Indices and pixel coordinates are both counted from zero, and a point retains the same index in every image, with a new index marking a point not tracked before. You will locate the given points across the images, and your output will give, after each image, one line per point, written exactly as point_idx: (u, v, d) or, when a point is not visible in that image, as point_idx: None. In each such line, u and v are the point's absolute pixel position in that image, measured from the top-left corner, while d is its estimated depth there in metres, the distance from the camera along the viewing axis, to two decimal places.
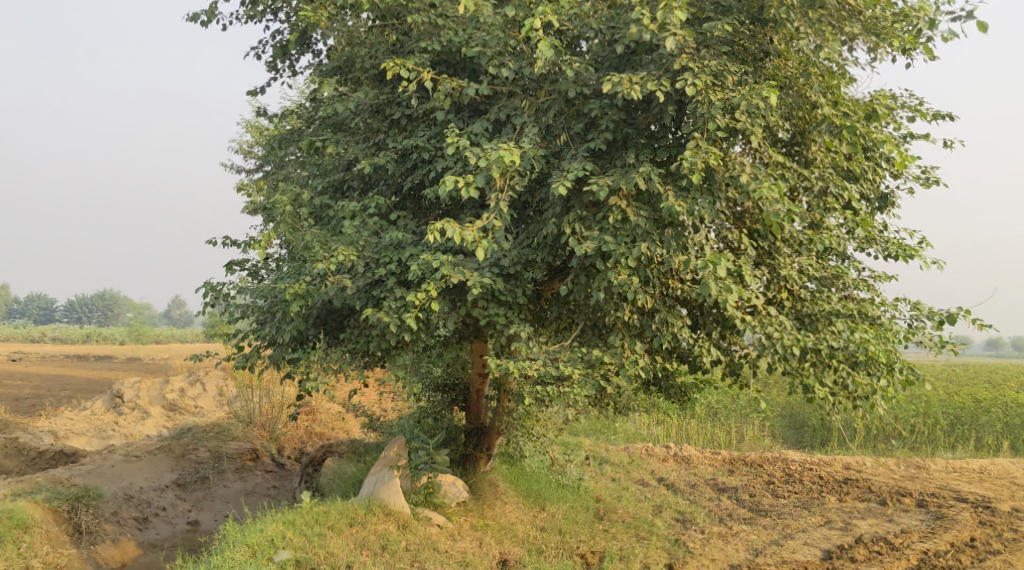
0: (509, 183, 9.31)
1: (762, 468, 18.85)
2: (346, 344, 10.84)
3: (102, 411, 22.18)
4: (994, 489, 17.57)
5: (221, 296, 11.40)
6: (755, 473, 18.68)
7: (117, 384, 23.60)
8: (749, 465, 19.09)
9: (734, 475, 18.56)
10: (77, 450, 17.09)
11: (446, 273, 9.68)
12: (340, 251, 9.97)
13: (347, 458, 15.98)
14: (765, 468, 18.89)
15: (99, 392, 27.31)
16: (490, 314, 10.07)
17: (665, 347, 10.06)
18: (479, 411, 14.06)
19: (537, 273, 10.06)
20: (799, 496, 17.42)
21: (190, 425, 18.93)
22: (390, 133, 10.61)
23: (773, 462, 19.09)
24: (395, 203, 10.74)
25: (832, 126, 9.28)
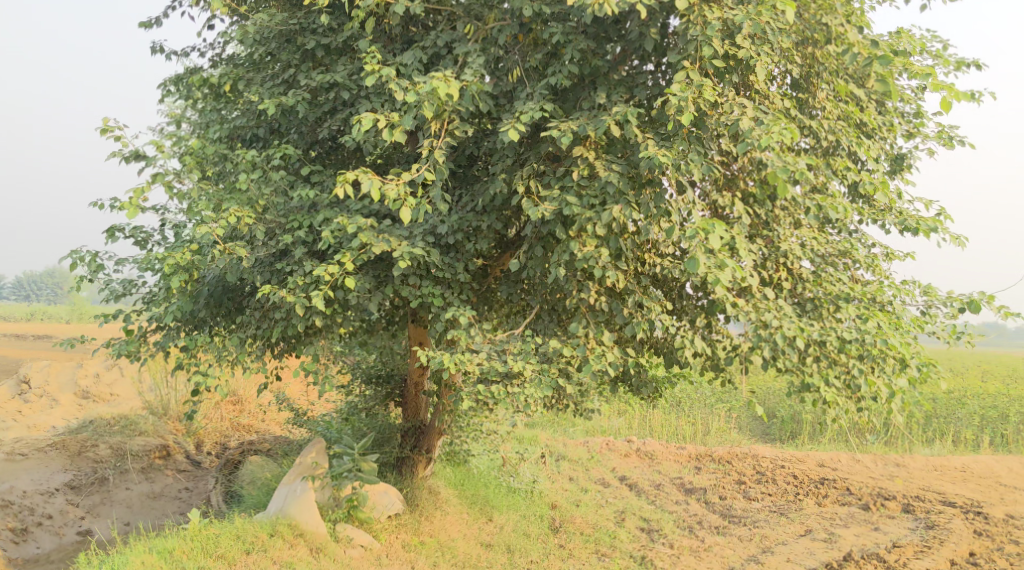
0: (447, 128, 7.35)
1: (731, 466, 17.10)
2: (246, 329, 8.80)
3: (4, 397, 19.85)
4: (981, 490, 15.89)
5: (98, 268, 9.25)
6: (725, 471, 16.93)
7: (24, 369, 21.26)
8: (717, 462, 17.34)
9: (701, 474, 16.78)
10: None
11: (365, 242, 7.70)
12: (232, 212, 7.97)
13: (269, 458, 13.94)
14: (734, 465, 17.15)
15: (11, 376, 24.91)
16: (424, 293, 8.11)
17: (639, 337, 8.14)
18: (418, 408, 12.08)
19: (482, 244, 8.09)
20: (774, 499, 15.67)
21: (97, 415, 16.72)
22: (301, 67, 8.59)
23: (743, 459, 17.31)
24: (308, 155, 8.76)
25: (856, 58, 7.38)
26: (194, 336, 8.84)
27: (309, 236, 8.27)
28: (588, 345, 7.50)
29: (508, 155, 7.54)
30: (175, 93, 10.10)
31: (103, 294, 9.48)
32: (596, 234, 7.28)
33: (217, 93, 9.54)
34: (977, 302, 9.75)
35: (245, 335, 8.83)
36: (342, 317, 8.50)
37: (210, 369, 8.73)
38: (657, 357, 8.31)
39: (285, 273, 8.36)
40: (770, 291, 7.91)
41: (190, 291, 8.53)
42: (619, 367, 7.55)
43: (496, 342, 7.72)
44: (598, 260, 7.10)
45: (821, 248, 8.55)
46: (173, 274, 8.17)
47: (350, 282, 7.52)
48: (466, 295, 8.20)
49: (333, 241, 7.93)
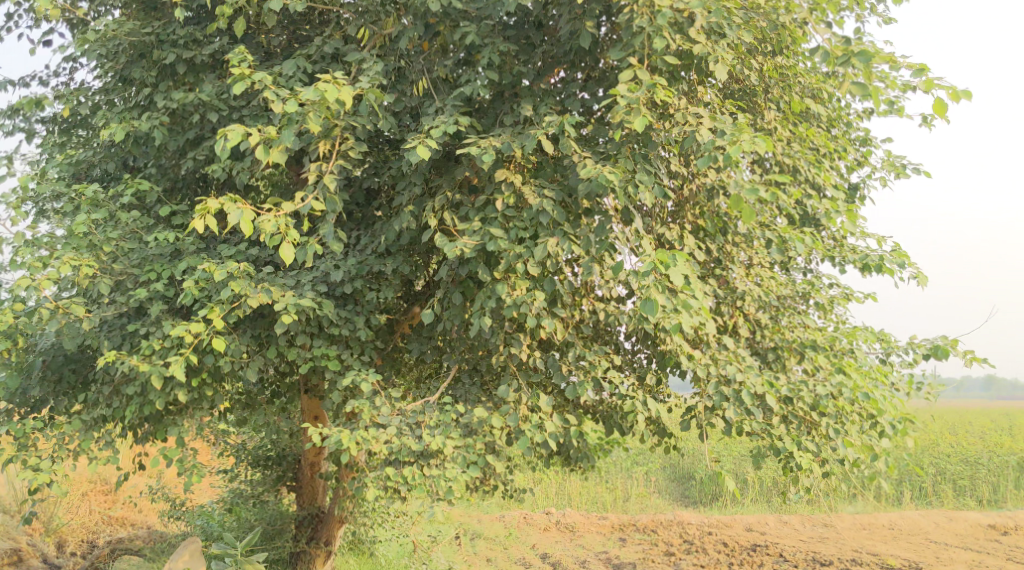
0: (341, 149, 5.98)
1: (656, 536, 14.85)
2: (94, 409, 7.19)
3: None
4: (913, 548, 13.84)
5: None
6: (650, 542, 14.67)
7: None
8: (641, 532, 15.12)
9: (627, 546, 14.51)
10: None
11: (239, 293, 6.25)
12: (67, 259, 6.55)
13: (141, 557, 11.92)
14: (659, 534, 14.90)
15: None
16: (315, 356, 6.61)
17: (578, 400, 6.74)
18: (314, 493, 10.42)
19: (385, 294, 6.64)
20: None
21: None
22: (159, 87, 7.32)
23: (669, 527, 15.11)
24: (165, 192, 7.52)
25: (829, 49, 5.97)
26: (27, 420, 7.10)
27: (172, 290, 6.76)
28: (520, 413, 6.01)
29: (416, 183, 6.19)
30: (10, 128, 8.81)
31: None
32: (526, 274, 5.92)
33: (90, 126, 8.49)
34: (943, 346, 8.68)
35: (92, 417, 7.16)
36: (215, 390, 6.90)
37: (46, 461, 7.00)
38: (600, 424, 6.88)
39: (141, 336, 6.78)
40: (731, 338, 6.48)
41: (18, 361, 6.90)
42: (560, 437, 6.10)
43: (407, 413, 6.20)
44: (532, 306, 5.72)
45: (783, 290, 7.13)
46: None
47: (219, 343, 6.00)
48: (367, 357, 6.70)
49: (199, 293, 6.42)
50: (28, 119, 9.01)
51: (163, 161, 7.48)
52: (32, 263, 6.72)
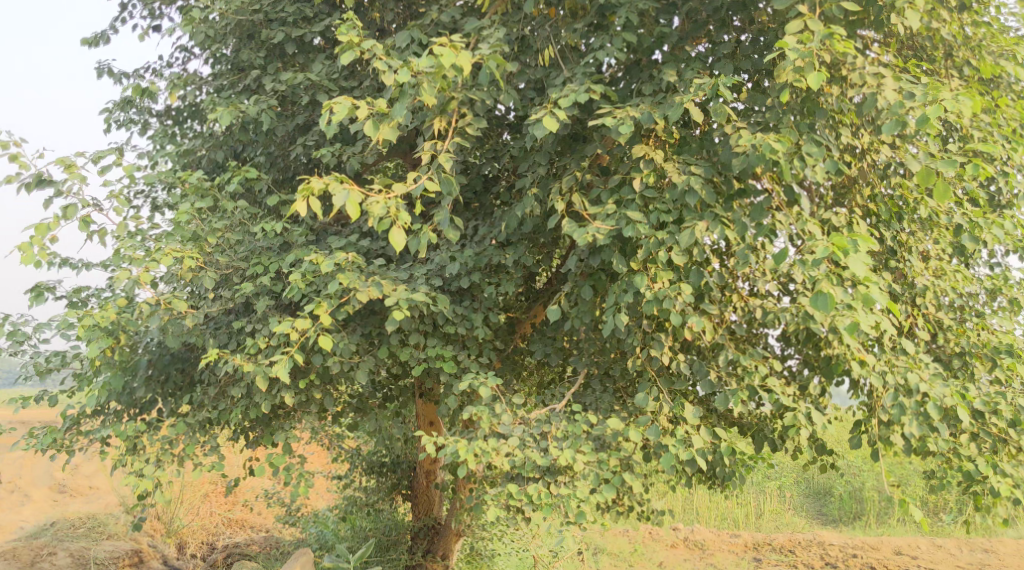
0: (458, 125, 5.29)
1: (794, 558, 12.71)
2: (199, 411, 6.72)
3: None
4: None
5: (29, 340, 7.40)
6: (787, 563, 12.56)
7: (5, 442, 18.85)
8: (778, 553, 13.03)
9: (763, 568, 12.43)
10: None
11: (347, 287, 5.64)
12: (170, 251, 6.08)
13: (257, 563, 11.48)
14: (797, 556, 12.76)
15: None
16: (430, 358, 5.96)
17: (723, 410, 5.87)
18: (430, 504, 9.81)
19: (505, 289, 5.93)
20: None
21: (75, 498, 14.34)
22: (268, 68, 6.83)
23: (809, 547, 12.99)
24: (274, 181, 7.03)
25: None
26: (131, 423, 6.66)
27: (278, 286, 6.21)
28: (662, 425, 5.17)
29: (541, 162, 5.44)
30: (126, 120, 8.54)
31: (25, 371, 7.52)
32: (669, 265, 5.10)
33: (200, 119, 8.13)
34: None
35: (196, 420, 6.68)
36: (323, 393, 6.32)
37: (150, 465, 6.55)
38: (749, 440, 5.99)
39: (246, 335, 6.26)
40: (912, 340, 5.47)
41: (121, 360, 6.45)
42: (708, 455, 5.25)
43: (531, 423, 5.46)
44: (678, 303, 4.89)
45: (970, 285, 6.06)
46: (97, 337, 6.12)
47: (324, 342, 5.39)
48: (486, 360, 6.00)
49: (306, 288, 5.85)
50: (142, 109, 8.71)
51: (272, 149, 6.99)
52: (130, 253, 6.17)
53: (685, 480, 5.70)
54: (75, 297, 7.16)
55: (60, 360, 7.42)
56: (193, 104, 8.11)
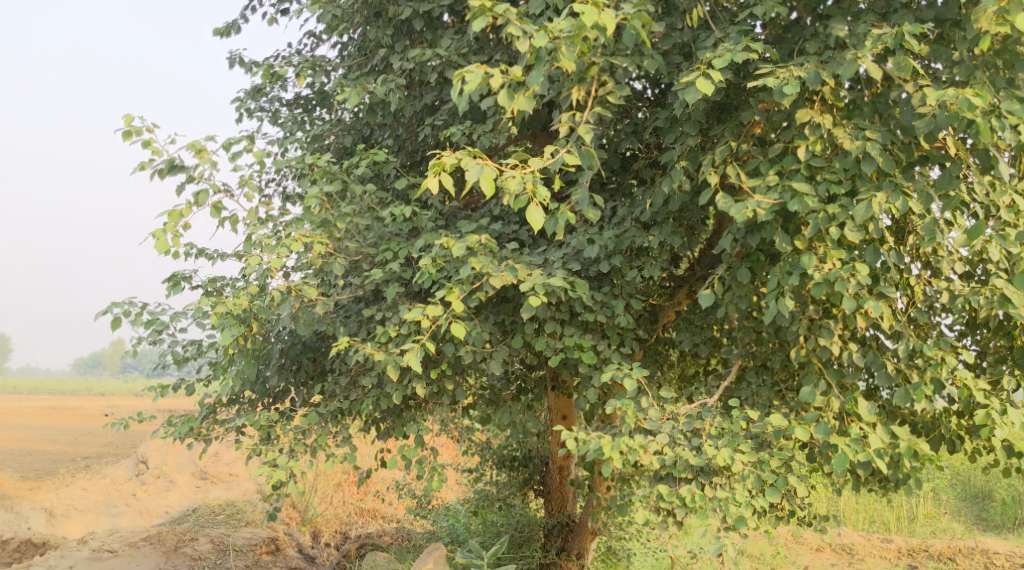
0: (599, 94, 4.85)
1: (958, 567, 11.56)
2: (330, 401, 6.48)
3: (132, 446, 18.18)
4: None
5: (165, 328, 7.36)
6: None
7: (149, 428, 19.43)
8: (937, 560, 11.93)
9: None
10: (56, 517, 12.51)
11: (481, 272, 5.27)
12: (298, 235, 5.85)
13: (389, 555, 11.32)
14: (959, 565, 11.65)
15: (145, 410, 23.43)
16: (569, 348, 5.54)
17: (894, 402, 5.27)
18: (564, 500, 9.41)
19: (650, 274, 5.45)
20: None
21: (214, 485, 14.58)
22: (396, 46, 6.54)
23: (971, 556, 11.84)
24: (403, 164, 6.74)
25: None
26: (263, 412, 6.48)
27: (409, 272, 5.92)
28: (831, 422, 4.61)
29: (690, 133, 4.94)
30: (256, 108, 8.44)
31: (163, 359, 7.48)
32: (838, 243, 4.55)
33: (330, 105, 7.94)
34: None
35: (328, 410, 6.45)
36: (456, 385, 5.99)
37: (282, 456, 6.36)
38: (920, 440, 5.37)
39: (377, 324, 5.98)
40: None
41: (253, 349, 6.29)
42: (885, 457, 4.65)
43: (680, 419, 5.00)
44: (851, 287, 4.34)
45: None
46: (229, 324, 5.94)
47: (457, 330, 5.04)
48: (628, 350, 5.55)
49: (437, 274, 5.52)
50: (274, 97, 8.62)
51: (400, 130, 6.70)
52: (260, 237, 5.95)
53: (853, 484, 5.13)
54: (209, 285, 7.06)
55: (195, 349, 7.36)
56: (322, 90, 7.94)
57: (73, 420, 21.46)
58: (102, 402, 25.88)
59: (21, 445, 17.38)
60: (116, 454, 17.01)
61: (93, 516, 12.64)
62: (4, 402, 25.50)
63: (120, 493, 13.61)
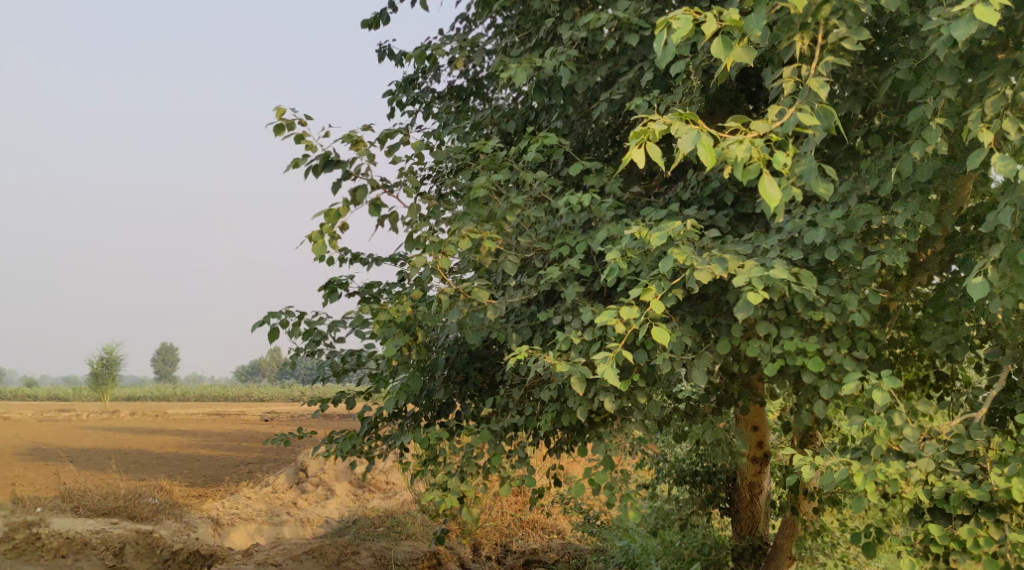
0: (829, 40, 3.91)
1: None
2: (503, 415, 5.75)
3: (286, 454, 17.85)
4: None
5: (322, 336, 6.82)
6: None
7: (301, 436, 19.06)
8: None
9: None
10: (218, 530, 12.12)
11: (684, 265, 4.45)
12: (466, 230, 5.15)
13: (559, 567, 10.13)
14: None
15: (298, 416, 23.27)
16: (791, 352, 4.71)
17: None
18: (755, 519, 8.40)
19: (888, 261, 4.55)
20: None
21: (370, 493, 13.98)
22: (564, 15, 5.79)
23: None
24: (574, 149, 5.98)
25: None
26: (430, 429, 5.80)
27: (589, 269, 5.11)
28: None
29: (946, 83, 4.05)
30: (406, 101, 7.82)
31: (320, 371, 6.93)
32: None
33: (487, 92, 7.25)
34: None
35: (501, 427, 5.72)
36: (648, 397, 5.19)
37: (454, 477, 5.65)
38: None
39: (554, 330, 5.23)
40: None
41: (417, 360, 5.65)
42: None
43: (940, 438, 4.25)
44: None
45: None
46: (392, 335, 5.30)
47: (660, 334, 4.19)
48: (863, 353, 4.70)
49: (628, 269, 4.73)
50: (426, 87, 7.98)
51: (570, 112, 5.97)
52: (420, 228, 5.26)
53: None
54: (367, 289, 6.47)
55: (353, 357, 6.79)
56: (478, 76, 7.25)
57: (228, 427, 21.39)
58: (264, 409, 26.20)
59: (192, 452, 17.53)
60: (278, 463, 16.91)
61: (257, 526, 12.38)
62: (174, 409, 26.16)
63: (282, 501, 13.39)
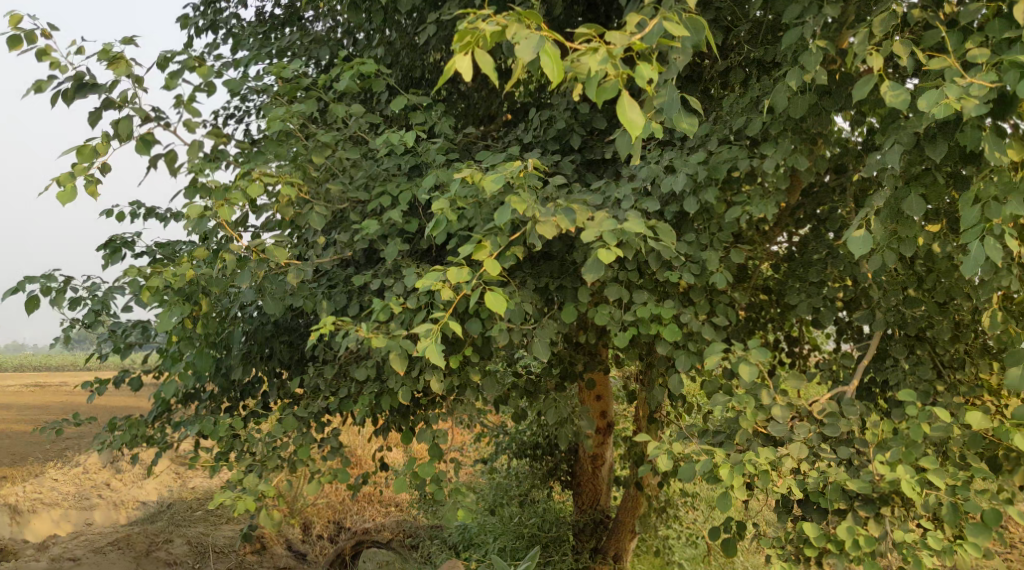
0: None
1: None
2: (314, 397, 4.82)
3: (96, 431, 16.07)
4: None
5: (100, 305, 5.65)
6: None
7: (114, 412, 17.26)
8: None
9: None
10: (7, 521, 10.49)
11: (523, 218, 3.68)
12: (259, 172, 4.15)
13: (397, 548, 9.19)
14: None
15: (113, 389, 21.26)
16: (643, 319, 4.07)
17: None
18: (596, 492, 7.78)
19: (755, 213, 3.98)
20: None
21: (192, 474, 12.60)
22: None
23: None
24: (398, 84, 5.11)
25: None
26: (223, 416, 4.80)
27: (413, 224, 4.26)
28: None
29: (827, 2, 3.47)
30: (208, 28, 6.67)
31: (97, 347, 5.75)
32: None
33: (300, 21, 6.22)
34: None
35: (312, 411, 4.79)
36: (481, 375, 4.40)
37: (253, 473, 4.68)
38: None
39: (370, 296, 4.36)
40: None
41: (205, 335, 4.64)
42: None
43: (811, 419, 3.71)
44: None
45: None
46: (168, 304, 4.26)
47: (493, 301, 3.36)
48: (724, 320, 4.10)
49: (457, 222, 3.92)
50: (232, 14, 6.85)
51: (394, 40, 5.08)
52: (196, 169, 4.18)
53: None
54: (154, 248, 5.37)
55: (141, 331, 5.69)
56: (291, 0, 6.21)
57: (33, 402, 19.21)
58: (78, 380, 24.03)
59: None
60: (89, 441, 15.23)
61: (57, 514, 10.85)
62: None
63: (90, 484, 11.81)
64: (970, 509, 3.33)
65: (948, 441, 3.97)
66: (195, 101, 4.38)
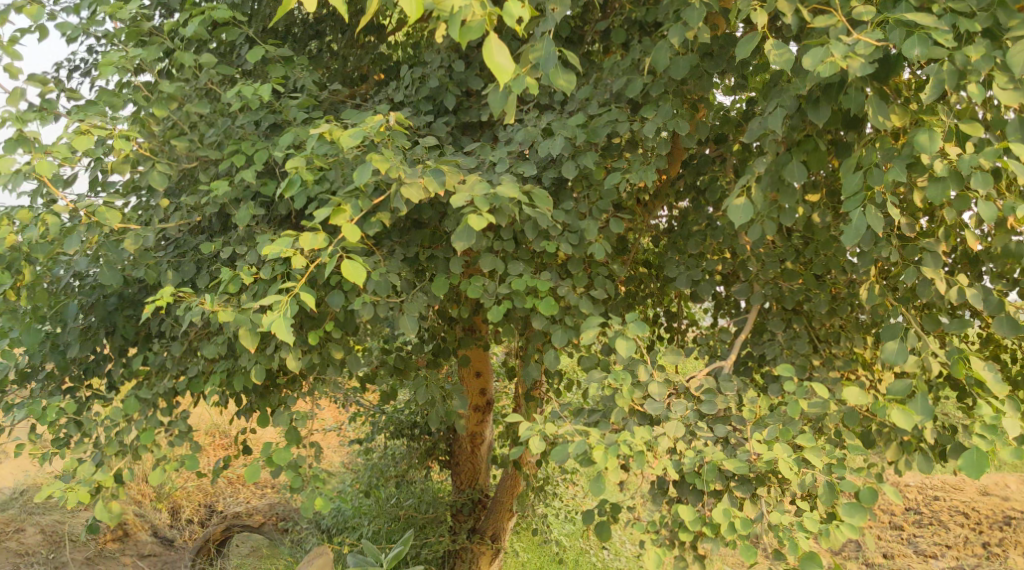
0: None
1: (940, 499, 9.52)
2: (161, 376, 4.37)
3: None
4: None
5: None
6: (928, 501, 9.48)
7: None
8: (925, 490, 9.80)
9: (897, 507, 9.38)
10: None
11: (386, 180, 3.36)
12: (92, 125, 3.70)
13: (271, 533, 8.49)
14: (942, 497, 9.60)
15: None
16: (515, 291, 3.82)
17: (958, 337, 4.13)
18: (474, 472, 7.51)
19: (634, 180, 3.78)
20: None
21: None
22: None
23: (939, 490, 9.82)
24: (258, 36, 4.70)
25: None
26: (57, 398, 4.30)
27: (269, 187, 3.90)
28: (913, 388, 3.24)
29: None
30: None
31: None
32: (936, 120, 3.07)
33: None
34: None
35: (158, 391, 4.34)
36: (344, 351, 4.07)
37: (89, 460, 4.20)
38: (973, 405, 4.37)
39: (221, 266, 3.98)
40: None
41: (34, 308, 4.16)
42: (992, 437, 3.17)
43: (688, 397, 3.52)
44: (989, 180, 2.98)
45: None
46: None
47: (350, 269, 3.03)
48: (601, 292, 3.89)
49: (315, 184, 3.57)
50: None
51: None
52: (18, 119, 3.70)
53: (920, 465, 3.61)
54: None
55: None
56: None
57: None
58: None
59: None
60: None
61: None
62: None
63: None
64: (845, 488, 3.18)
65: (824, 417, 3.84)
66: (19, 44, 3.90)
